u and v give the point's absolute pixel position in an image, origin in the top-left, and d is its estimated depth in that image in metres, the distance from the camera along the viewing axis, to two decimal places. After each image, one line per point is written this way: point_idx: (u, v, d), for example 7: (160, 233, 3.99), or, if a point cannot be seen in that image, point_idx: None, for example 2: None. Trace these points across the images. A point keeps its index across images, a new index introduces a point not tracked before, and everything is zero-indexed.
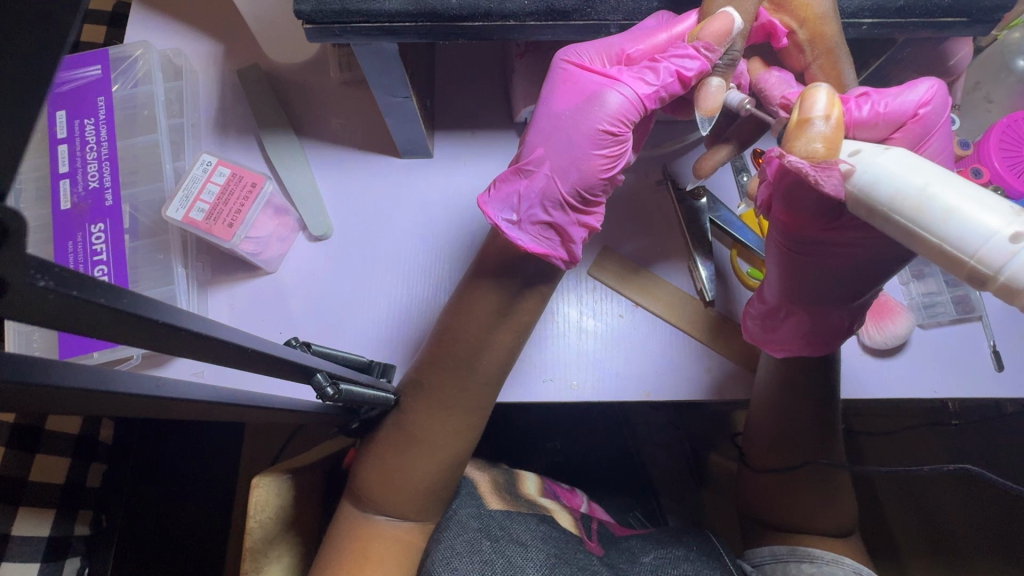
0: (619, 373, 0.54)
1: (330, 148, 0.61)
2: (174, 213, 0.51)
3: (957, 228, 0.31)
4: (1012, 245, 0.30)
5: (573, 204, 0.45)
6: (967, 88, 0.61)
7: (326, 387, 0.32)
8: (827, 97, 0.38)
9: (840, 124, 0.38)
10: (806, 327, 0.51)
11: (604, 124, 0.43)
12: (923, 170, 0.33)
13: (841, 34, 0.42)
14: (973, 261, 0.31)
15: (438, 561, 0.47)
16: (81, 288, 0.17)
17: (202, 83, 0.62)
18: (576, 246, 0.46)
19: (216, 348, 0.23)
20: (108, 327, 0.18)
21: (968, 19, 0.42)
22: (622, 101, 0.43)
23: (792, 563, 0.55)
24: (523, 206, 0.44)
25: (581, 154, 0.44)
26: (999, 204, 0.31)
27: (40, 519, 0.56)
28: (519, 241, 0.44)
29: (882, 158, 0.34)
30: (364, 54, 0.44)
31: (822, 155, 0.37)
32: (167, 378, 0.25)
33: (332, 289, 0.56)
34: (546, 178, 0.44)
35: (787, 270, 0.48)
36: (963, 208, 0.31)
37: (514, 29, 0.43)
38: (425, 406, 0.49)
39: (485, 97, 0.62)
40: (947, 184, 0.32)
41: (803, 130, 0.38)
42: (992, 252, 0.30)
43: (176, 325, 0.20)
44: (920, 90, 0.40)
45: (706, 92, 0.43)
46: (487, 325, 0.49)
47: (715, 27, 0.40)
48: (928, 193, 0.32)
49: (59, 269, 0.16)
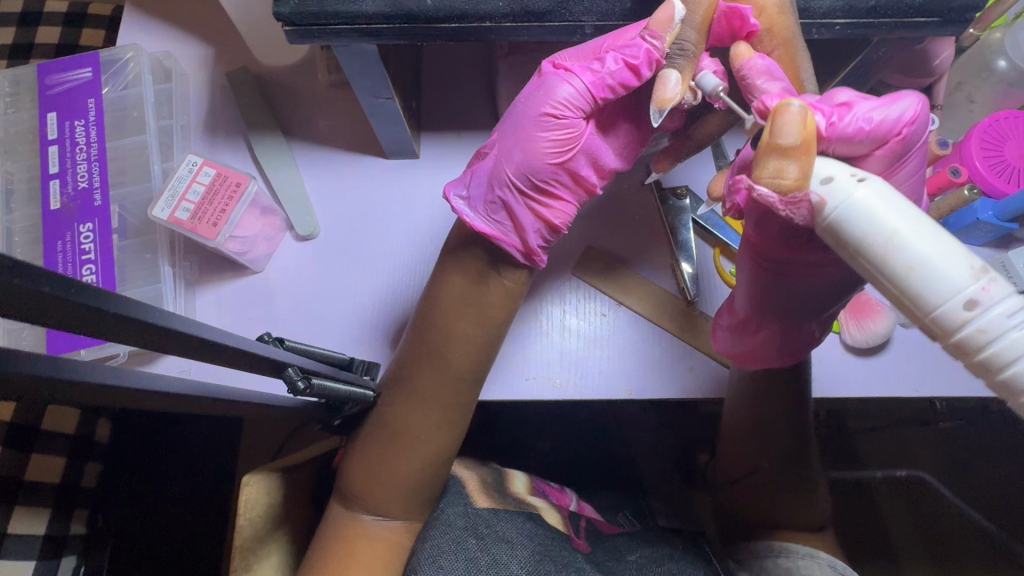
0: (602, 372, 0.55)
1: (317, 149, 0.61)
2: (160, 212, 0.52)
3: (915, 281, 0.29)
4: (965, 311, 0.28)
5: (522, 189, 0.46)
6: (950, 88, 0.60)
7: (297, 381, 0.32)
8: (798, 115, 0.34)
9: (810, 147, 0.35)
10: (775, 340, 0.51)
11: (551, 110, 0.44)
12: (898, 211, 0.30)
13: (796, 27, 0.42)
14: (927, 321, 0.30)
15: (423, 560, 0.48)
16: (24, 276, 0.18)
17: (193, 85, 0.63)
18: (523, 230, 0.46)
19: (171, 340, 0.23)
20: (52, 314, 0.19)
21: (941, 19, 0.42)
22: (570, 88, 0.44)
23: (769, 559, 0.56)
24: (473, 184, 0.46)
25: (525, 135, 0.44)
26: (968, 255, 0.29)
27: (36, 516, 0.57)
28: (459, 214, 0.46)
29: (858, 191, 0.32)
30: (345, 56, 0.45)
31: (793, 185, 0.34)
32: (131, 368, 0.25)
33: (318, 288, 0.57)
34: (494, 159, 0.45)
35: (755, 286, 0.47)
36: (929, 260, 0.29)
37: (491, 31, 0.43)
38: (409, 404, 0.50)
39: (472, 98, 0.63)
40: (920, 231, 0.30)
41: (773, 158, 0.35)
42: (946, 312, 0.29)
43: (129, 316, 0.21)
44: (904, 109, 0.40)
45: (663, 83, 0.41)
46: (468, 325, 0.49)
47: (658, 14, 0.41)
48: (896, 241, 0.30)
49: (2, 259, 0.17)
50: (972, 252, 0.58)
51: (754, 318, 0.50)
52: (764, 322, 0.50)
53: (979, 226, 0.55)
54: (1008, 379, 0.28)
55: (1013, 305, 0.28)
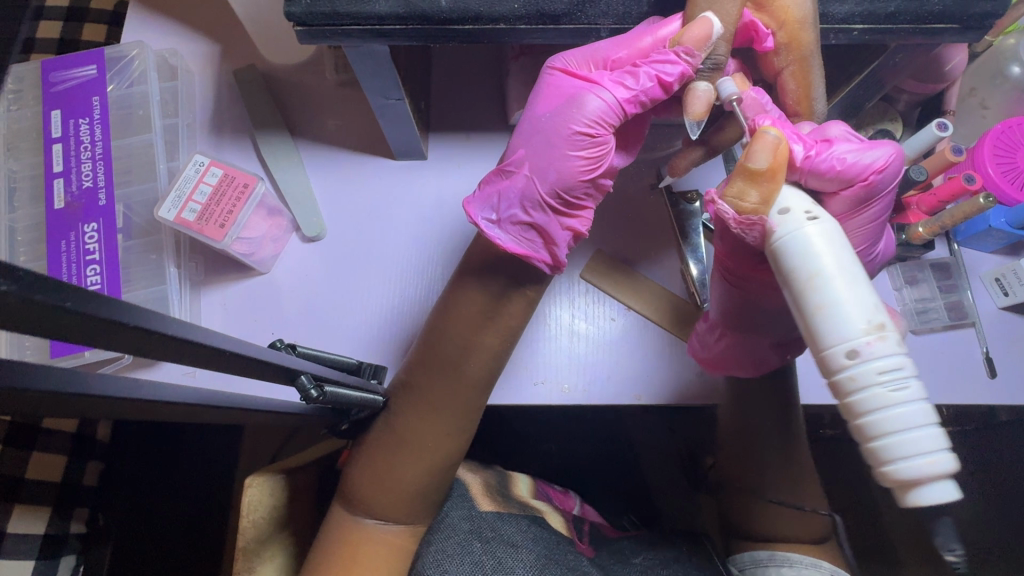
0: (609, 377, 0.55)
1: (324, 149, 0.61)
2: (166, 213, 0.51)
3: (817, 320, 0.33)
4: (846, 357, 0.32)
5: (554, 206, 0.45)
6: (963, 93, 0.60)
7: (310, 389, 0.32)
8: (772, 145, 0.37)
9: (779, 175, 0.37)
10: (739, 351, 0.52)
11: (582, 127, 0.43)
12: (831, 256, 0.34)
13: (816, 42, 0.41)
14: (818, 356, 0.34)
15: (429, 563, 0.47)
16: (48, 291, 0.17)
17: (198, 83, 0.62)
18: (557, 248, 0.46)
19: (191, 351, 0.23)
20: (75, 331, 0.18)
21: (959, 26, 0.41)
22: (601, 104, 0.43)
23: (772, 569, 0.55)
24: (502, 206, 0.44)
25: (558, 155, 0.43)
26: (870, 310, 0.32)
27: (38, 516, 0.57)
28: (497, 240, 0.44)
29: (806, 229, 0.35)
30: (356, 56, 0.44)
31: (750, 209, 0.37)
32: (137, 379, 0.25)
33: (325, 290, 0.56)
34: (525, 179, 0.44)
35: (726, 292, 0.49)
36: (836, 306, 0.33)
37: (505, 33, 0.42)
38: (418, 410, 0.49)
39: (481, 99, 0.62)
40: (841, 278, 0.33)
41: (741, 179, 0.37)
42: (832, 354, 0.33)
43: (150, 330, 0.20)
44: (877, 155, 0.40)
45: (694, 96, 0.42)
46: (476, 329, 0.49)
47: (694, 32, 0.40)
48: (815, 281, 0.33)
49: (23, 274, 0.16)
50: (981, 259, 0.58)
51: (723, 324, 0.51)
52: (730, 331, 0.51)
53: (992, 233, 0.55)
54: (863, 423, 0.32)
55: (888, 362, 0.31)
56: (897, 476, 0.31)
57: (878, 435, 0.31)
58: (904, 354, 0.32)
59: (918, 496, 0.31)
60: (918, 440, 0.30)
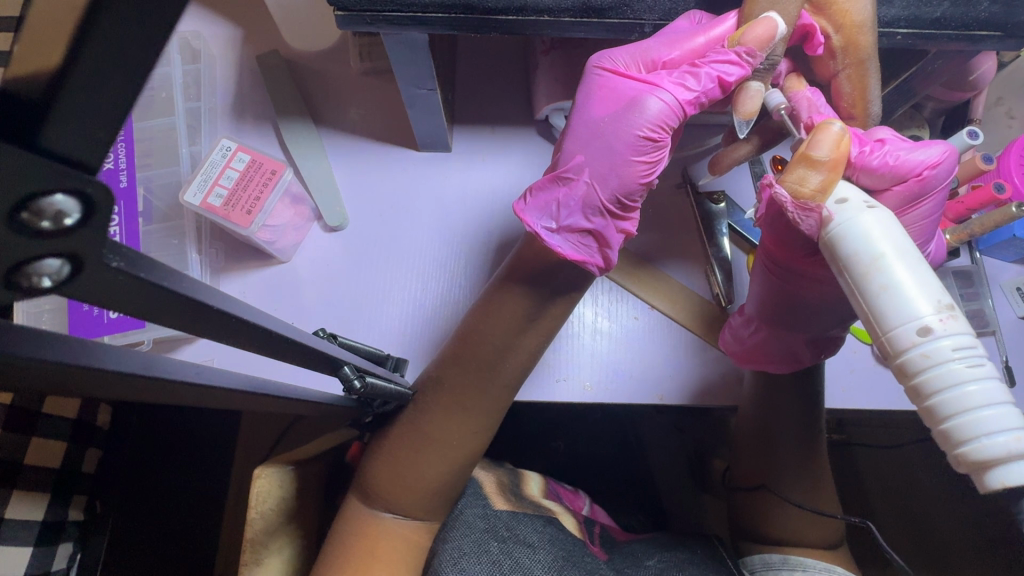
0: (630, 376, 0.54)
1: (347, 138, 0.60)
2: (192, 197, 0.50)
3: (884, 302, 0.33)
4: (916, 336, 0.32)
5: (612, 210, 0.44)
6: (989, 104, 0.60)
7: (353, 380, 0.32)
8: (836, 136, 0.38)
9: (839, 167, 0.37)
10: (776, 348, 0.51)
11: (644, 130, 0.42)
12: (891, 240, 0.34)
13: (874, 46, 0.41)
14: (883, 338, 0.34)
15: (445, 561, 0.46)
16: (149, 271, 0.17)
17: (220, 67, 0.61)
18: (612, 252, 0.45)
19: (253, 334, 0.23)
20: (162, 309, 0.18)
21: (1003, 33, 0.41)
22: (662, 106, 0.42)
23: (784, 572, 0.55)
24: (563, 213, 0.44)
25: (621, 160, 0.43)
26: (936, 291, 0.33)
27: (35, 503, 0.55)
28: (557, 248, 0.43)
29: (863, 216, 0.35)
30: (393, 43, 0.43)
31: (808, 195, 0.37)
32: (181, 361, 0.24)
33: (346, 281, 0.56)
34: (586, 186, 0.43)
35: (767, 284, 0.48)
36: (902, 287, 0.33)
37: (547, 25, 0.42)
38: (443, 403, 0.49)
39: (507, 92, 0.62)
40: (903, 261, 0.33)
41: (801, 165, 0.38)
42: (900, 334, 0.33)
43: (230, 315, 0.20)
44: (931, 152, 0.40)
45: (745, 95, 0.43)
46: (501, 323, 0.49)
47: (757, 31, 0.40)
48: (879, 264, 0.34)
49: (128, 251, 0.16)
50: (1002, 268, 0.58)
51: (759, 319, 0.50)
52: (768, 326, 0.50)
53: (1013, 242, 0.55)
54: (935, 401, 0.32)
55: (961, 341, 0.32)
56: (972, 455, 0.31)
57: (950, 414, 0.31)
58: (972, 333, 0.32)
59: (995, 478, 0.31)
60: (997, 418, 0.30)
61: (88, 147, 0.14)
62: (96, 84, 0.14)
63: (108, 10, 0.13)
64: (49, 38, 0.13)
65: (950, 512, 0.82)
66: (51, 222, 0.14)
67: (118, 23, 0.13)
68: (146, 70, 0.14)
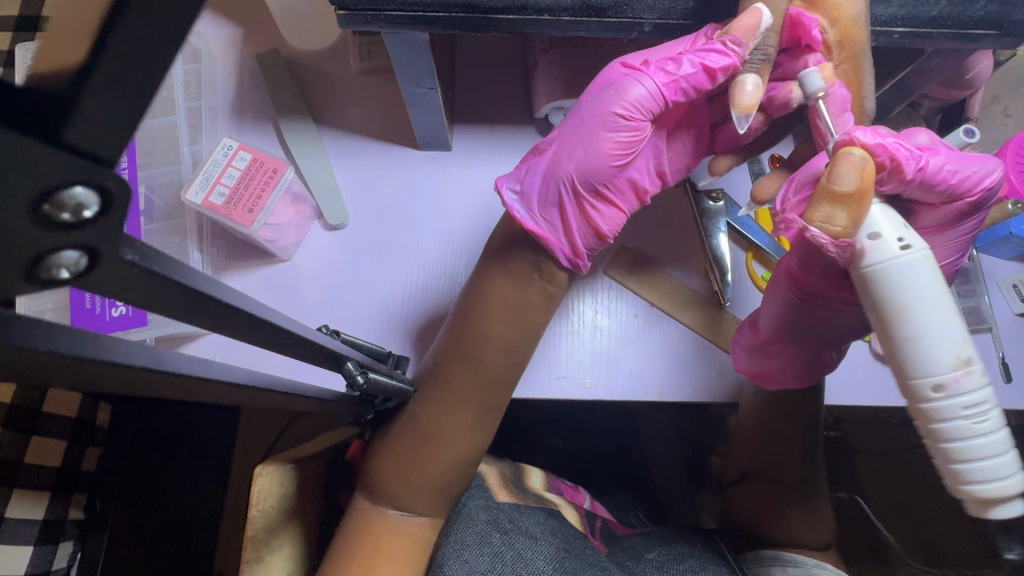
0: (630, 373, 0.55)
1: (348, 137, 0.60)
2: (194, 196, 0.51)
3: (907, 353, 0.35)
4: (933, 391, 0.34)
5: (577, 186, 0.47)
6: (986, 102, 0.61)
7: (356, 376, 0.32)
8: (858, 165, 0.35)
9: (867, 193, 0.36)
10: (789, 359, 0.52)
11: (617, 111, 0.44)
12: (920, 291, 0.35)
13: (868, 41, 0.42)
14: (904, 384, 0.36)
15: (449, 554, 0.47)
16: (161, 265, 0.17)
17: (221, 66, 0.61)
18: (570, 228, 0.48)
19: (259, 330, 0.23)
20: (174, 304, 0.18)
21: (999, 33, 0.42)
22: (639, 89, 0.44)
23: (777, 566, 0.56)
24: (529, 181, 0.48)
25: (591, 138, 0.45)
26: (958, 348, 0.34)
27: (36, 501, 0.55)
28: (513, 210, 0.47)
29: (897, 262, 0.35)
30: (394, 43, 0.44)
31: (843, 232, 0.36)
32: (187, 356, 0.25)
33: (347, 280, 0.56)
34: (554, 156, 0.47)
35: (786, 305, 0.49)
36: (925, 342, 0.34)
37: (547, 24, 0.42)
38: (445, 400, 0.49)
39: (506, 91, 0.62)
40: (930, 314, 0.34)
41: (827, 202, 0.36)
42: (918, 386, 0.35)
43: (239, 309, 0.21)
44: (986, 167, 0.41)
45: (741, 90, 0.42)
46: (503, 321, 0.49)
47: (743, 21, 0.40)
48: (906, 316, 0.35)
49: (141, 246, 0.17)
50: (999, 265, 0.58)
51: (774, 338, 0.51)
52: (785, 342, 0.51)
53: (1010, 240, 0.55)
54: (947, 452, 0.35)
55: (972, 397, 0.34)
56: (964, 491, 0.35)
57: (957, 464, 0.34)
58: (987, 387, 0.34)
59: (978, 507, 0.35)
60: (994, 470, 0.34)
61: (108, 144, 0.14)
62: (109, 86, 0.14)
63: (123, 10, 0.13)
64: (61, 38, 0.14)
65: (947, 507, 0.83)
66: (71, 214, 0.14)
67: (133, 25, 0.13)
68: (161, 70, 0.14)
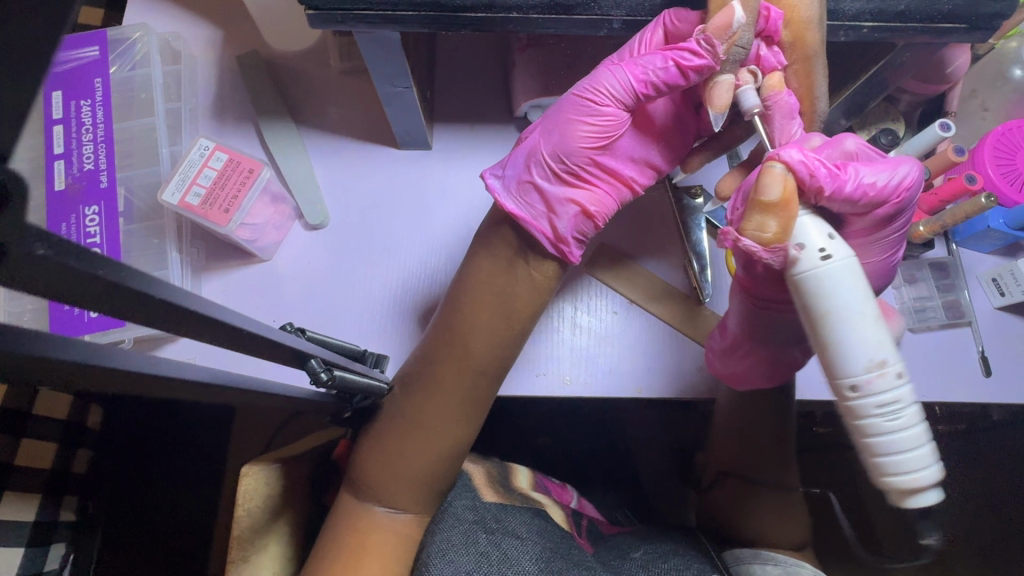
0: (611, 371, 0.55)
1: (328, 137, 0.60)
2: (170, 196, 0.51)
3: (827, 356, 0.35)
4: (851, 392, 0.35)
5: (554, 168, 0.47)
6: (964, 95, 0.61)
7: (320, 372, 0.32)
8: (781, 175, 0.37)
9: (792, 201, 0.37)
10: (758, 365, 0.52)
11: (587, 94, 0.45)
12: (838, 296, 0.35)
13: (820, 43, 0.42)
14: (829, 384, 0.36)
15: (433, 553, 0.46)
16: (80, 259, 0.18)
17: (201, 68, 0.61)
18: (549, 212, 0.48)
19: (203, 326, 0.23)
20: (97, 298, 0.18)
21: (966, 26, 0.42)
22: (610, 73, 0.45)
23: (755, 565, 0.55)
24: (509, 166, 0.49)
25: (565, 121, 0.46)
26: (875, 349, 0.34)
27: (27, 503, 0.55)
28: (492, 191, 0.49)
29: (815, 270, 0.35)
30: (365, 42, 0.44)
31: (773, 238, 0.36)
32: (159, 356, 0.25)
33: (327, 279, 0.56)
34: (534, 140, 0.48)
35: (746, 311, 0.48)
36: (842, 345, 0.35)
37: (516, 22, 0.42)
38: (426, 399, 0.50)
39: (486, 90, 0.62)
40: (848, 319, 0.34)
41: (756, 212, 0.37)
42: (838, 386, 0.35)
43: (173, 304, 0.21)
44: (903, 174, 0.41)
45: (717, 90, 0.42)
46: (480, 319, 0.49)
47: (717, 20, 0.40)
48: (824, 321, 0.35)
49: (60, 240, 0.17)
50: (980, 259, 0.58)
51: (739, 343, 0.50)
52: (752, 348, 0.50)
53: (989, 234, 0.55)
54: (870, 448, 0.35)
55: (885, 397, 0.34)
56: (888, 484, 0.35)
57: (877, 459, 0.35)
58: (905, 386, 0.34)
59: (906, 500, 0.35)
60: (911, 465, 0.34)
61: None
62: None
63: None
64: None
65: None
66: None
67: None
68: None
